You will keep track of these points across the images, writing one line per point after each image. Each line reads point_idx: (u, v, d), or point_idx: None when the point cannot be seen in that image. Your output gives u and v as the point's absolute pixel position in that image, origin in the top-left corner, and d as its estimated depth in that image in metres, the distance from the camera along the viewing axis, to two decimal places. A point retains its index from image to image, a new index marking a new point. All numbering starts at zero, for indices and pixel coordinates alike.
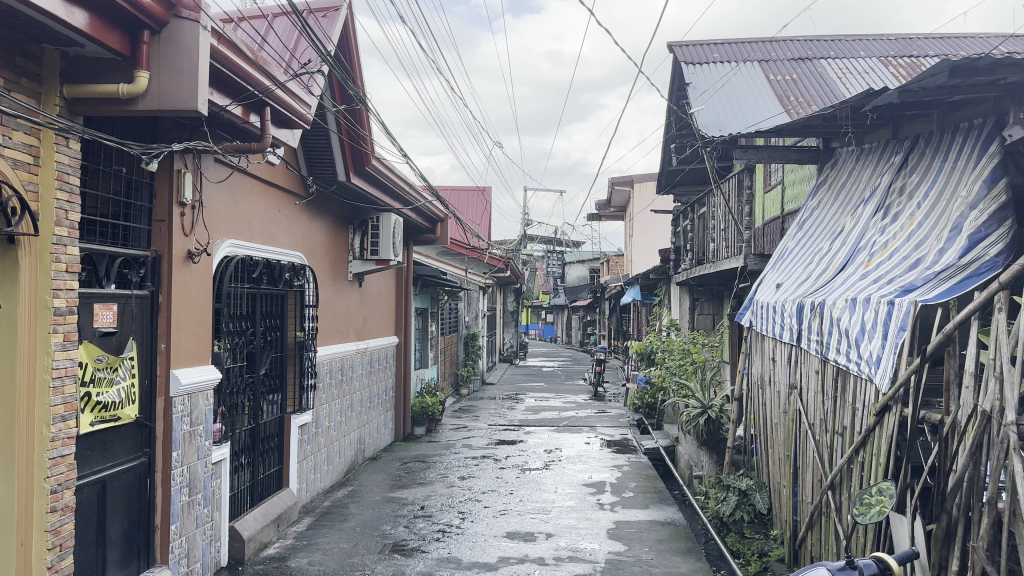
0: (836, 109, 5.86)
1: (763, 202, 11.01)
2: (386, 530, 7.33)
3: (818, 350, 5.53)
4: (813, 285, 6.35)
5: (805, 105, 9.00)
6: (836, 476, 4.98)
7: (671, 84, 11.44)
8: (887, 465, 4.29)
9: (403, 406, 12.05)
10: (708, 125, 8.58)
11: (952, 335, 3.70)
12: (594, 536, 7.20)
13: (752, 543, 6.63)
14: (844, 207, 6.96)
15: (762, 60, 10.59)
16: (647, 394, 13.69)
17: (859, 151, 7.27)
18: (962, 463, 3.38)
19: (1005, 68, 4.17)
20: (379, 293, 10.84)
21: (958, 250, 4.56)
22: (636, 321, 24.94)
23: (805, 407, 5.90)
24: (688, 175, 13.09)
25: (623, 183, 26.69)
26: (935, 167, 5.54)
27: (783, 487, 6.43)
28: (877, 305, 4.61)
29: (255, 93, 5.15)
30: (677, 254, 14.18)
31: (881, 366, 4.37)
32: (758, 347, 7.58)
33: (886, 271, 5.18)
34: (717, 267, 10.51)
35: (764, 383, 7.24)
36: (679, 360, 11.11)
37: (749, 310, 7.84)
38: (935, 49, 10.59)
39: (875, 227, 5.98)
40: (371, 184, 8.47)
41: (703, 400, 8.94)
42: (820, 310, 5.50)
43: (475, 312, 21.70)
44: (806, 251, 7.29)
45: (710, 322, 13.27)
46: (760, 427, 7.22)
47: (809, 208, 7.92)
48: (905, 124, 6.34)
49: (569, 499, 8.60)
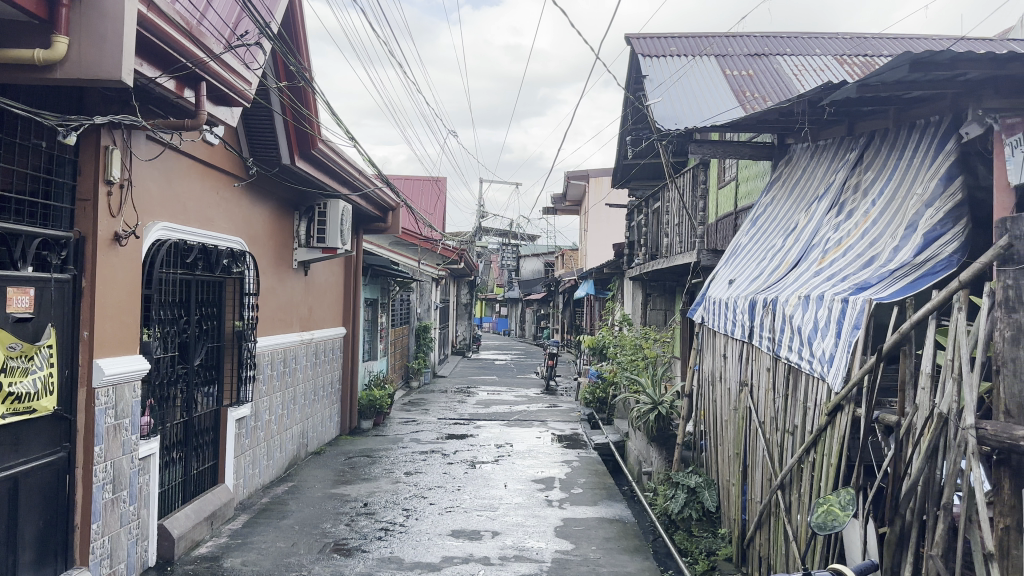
0: (793, 103, 5.73)
1: (716, 199, 10.97)
2: (326, 528, 7.06)
3: (769, 347, 5.44)
4: (765, 281, 6.27)
5: (760, 101, 8.94)
6: (787, 476, 4.85)
7: (627, 76, 11.29)
8: (839, 466, 4.15)
9: (350, 399, 11.73)
10: (665, 118, 8.45)
11: (908, 335, 3.53)
12: (541, 534, 7.03)
13: (699, 541, 6.55)
14: (797, 203, 6.91)
15: (719, 55, 10.53)
16: (598, 388, 13.65)
17: (813, 147, 7.22)
18: (917, 466, 3.17)
19: (967, 64, 3.74)
20: (326, 283, 10.49)
21: (913, 249, 4.48)
22: (590, 315, 24.95)
23: (755, 405, 5.82)
24: (643, 170, 12.97)
25: (579, 177, 26.42)
26: (891, 164, 5.47)
27: (731, 485, 6.35)
28: (830, 302, 4.51)
29: (187, 64, 4.83)
30: (630, 249, 14.10)
31: (833, 365, 4.26)
32: (710, 343, 7.49)
33: (839, 268, 5.09)
34: (670, 262, 10.45)
35: (714, 379, 7.16)
36: (631, 355, 11.00)
37: (701, 306, 7.77)
38: (889, 50, 10.62)
39: (828, 224, 5.92)
40: (316, 169, 8.15)
41: (654, 395, 8.82)
42: (772, 306, 5.41)
43: (427, 304, 21.36)
44: (758, 247, 7.23)
45: (661, 317, 13.32)
46: (710, 423, 7.15)
47: (762, 204, 7.87)
48: (861, 121, 6.28)
49: (517, 495, 8.43)
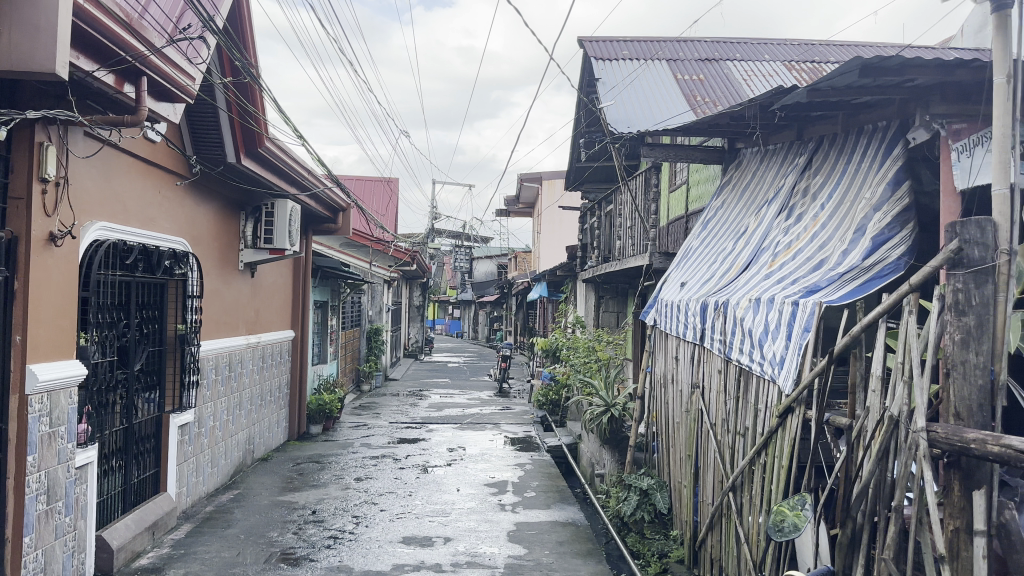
0: (744, 107, 5.76)
1: (668, 202, 11.05)
2: (273, 537, 6.87)
3: (721, 350, 5.47)
4: (716, 284, 6.31)
5: (711, 105, 9.02)
6: (738, 478, 4.85)
7: (580, 79, 11.30)
8: (790, 468, 4.14)
9: (298, 404, 11.50)
10: (617, 121, 8.46)
11: (858, 337, 3.52)
12: (494, 539, 6.95)
13: (651, 543, 6.55)
14: (747, 206, 6.97)
15: (671, 59, 10.61)
16: (551, 391, 13.65)
17: (763, 152, 7.30)
18: (868, 468, 3.16)
19: (915, 70, 3.78)
20: (273, 285, 10.26)
21: (861, 252, 4.53)
22: (543, 317, 24.97)
23: (706, 407, 5.84)
24: (596, 172, 13.00)
25: (532, 179, 26.44)
26: (839, 168, 5.54)
27: (683, 487, 6.37)
28: (781, 305, 4.54)
29: (128, 58, 4.64)
30: (583, 251, 14.13)
31: (784, 367, 4.27)
32: (662, 346, 7.50)
33: (789, 271, 5.13)
34: (623, 265, 10.48)
35: (666, 382, 7.18)
36: (584, 358, 10.99)
37: (653, 308, 7.79)
38: (836, 57, 10.82)
39: (778, 227, 5.98)
40: (263, 168, 7.95)
41: (607, 398, 8.81)
42: (724, 309, 5.44)
43: (379, 306, 21.12)
44: (709, 250, 7.28)
45: (614, 319, 13.38)
46: (662, 425, 7.16)
47: (713, 207, 7.93)
48: (809, 126, 6.36)
49: (469, 500, 8.34)
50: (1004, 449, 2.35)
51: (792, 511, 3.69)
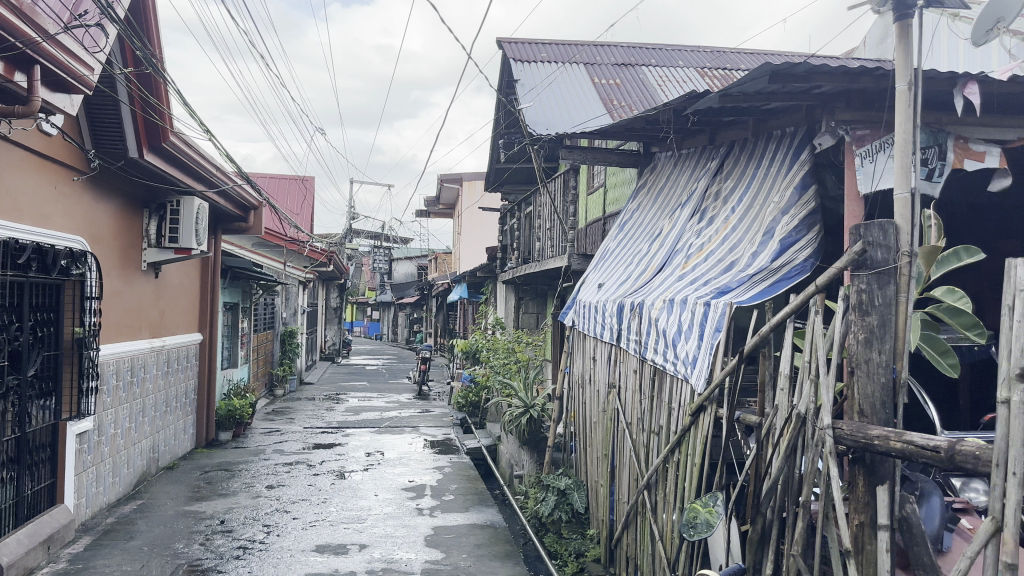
0: (658, 111, 5.82)
1: (586, 204, 11.14)
2: (178, 548, 6.57)
3: (636, 350, 5.51)
4: (632, 285, 6.37)
5: (627, 109, 9.13)
6: (652, 477, 4.87)
7: (498, 80, 11.27)
8: (702, 466, 4.17)
9: (207, 410, 11.07)
10: (536, 122, 8.46)
11: (767, 337, 3.56)
12: (411, 544, 6.84)
13: (569, 543, 6.56)
14: (662, 209, 7.08)
15: (588, 63, 10.69)
16: (471, 392, 13.58)
17: (677, 156, 7.43)
18: (777, 465, 3.19)
19: (822, 77, 3.85)
20: (179, 287, 9.84)
21: (770, 254, 4.64)
22: (463, 319, 24.88)
23: (623, 406, 5.87)
24: (515, 173, 13.00)
25: (452, 180, 26.31)
26: (749, 173, 5.67)
27: (600, 486, 6.40)
28: (693, 305, 4.59)
29: (18, 44, 4.33)
30: (503, 252, 14.12)
31: (696, 366, 4.30)
32: (580, 346, 7.52)
33: (702, 272, 5.21)
34: (542, 266, 10.50)
35: (584, 382, 7.20)
36: (504, 359, 10.97)
37: (571, 309, 7.82)
38: (746, 65, 11.16)
39: (691, 230, 6.08)
40: (168, 164, 7.60)
41: (526, 399, 8.79)
42: (639, 310, 5.48)
43: (293, 308, 20.61)
44: (625, 252, 7.35)
45: (534, 320, 13.41)
46: (580, 425, 7.19)
47: (629, 210, 8.02)
48: (721, 131, 6.49)
49: (386, 505, 8.19)
50: (905, 445, 2.40)
51: (706, 509, 3.72)
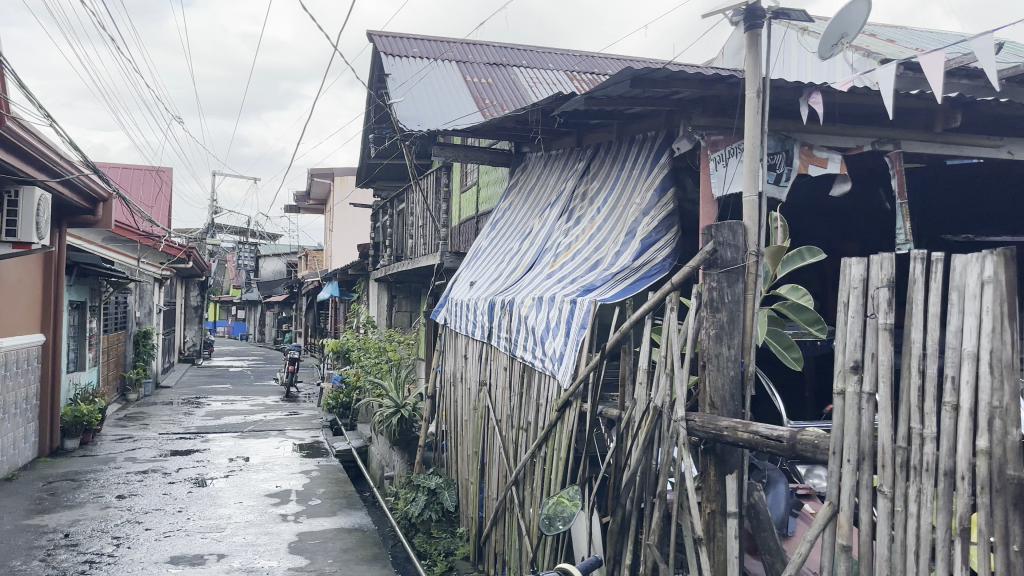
0: (527, 112, 5.86)
1: (459, 202, 11.11)
2: (13, 567, 6.03)
3: (506, 348, 5.53)
4: (503, 283, 6.40)
5: (498, 108, 9.17)
6: (520, 472, 4.89)
7: (369, 75, 11.06)
8: (567, 460, 4.22)
9: (50, 417, 10.25)
10: (407, 118, 8.35)
11: (628, 334, 3.63)
12: (274, 552, 6.59)
13: (439, 542, 6.52)
14: (532, 209, 7.16)
15: (460, 61, 10.67)
16: (342, 393, 13.27)
17: (546, 156, 7.53)
18: (636, 457, 3.26)
19: (680, 83, 3.98)
20: (18, 284, 9.06)
21: (632, 253, 4.77)
22: (334, 318, 24.28)
23: (493, 403, 5.88)
24: (388, 170, 12.81)
25: (323, 175, 25.63)
26: (614, 174, 5.81)
27: (469, 484, 6.40)
28: (560, 303, 4.66)
29: None
30: (375, 250, 13.88)
31: (563, 363, 4.34)
32: (451, 344, 7.49)
33: (569, 271, 5.30)
34: (415, 264, 10.39)
35: (456, 381, 7.17)
36: (374, 359, 10.78)
37: (443, 308, 7.78)
38: (614, 69, 11.47)
39: (559, 229, 6.17)
40: (3, 149, 6.97)
41: (396, 399, 8.62)
42: (509, 308, 5.52)
43: (150, 307, 19.44)
44: (497, 251, 7.39)
45: (407, 319, 13.26)
46: (450, 424, 7.16)
47: (501, 209, 8.07)
48: (589, 133, 6.62)
49: (249, 512, 7.85)
50: (751, 435, 2.51)
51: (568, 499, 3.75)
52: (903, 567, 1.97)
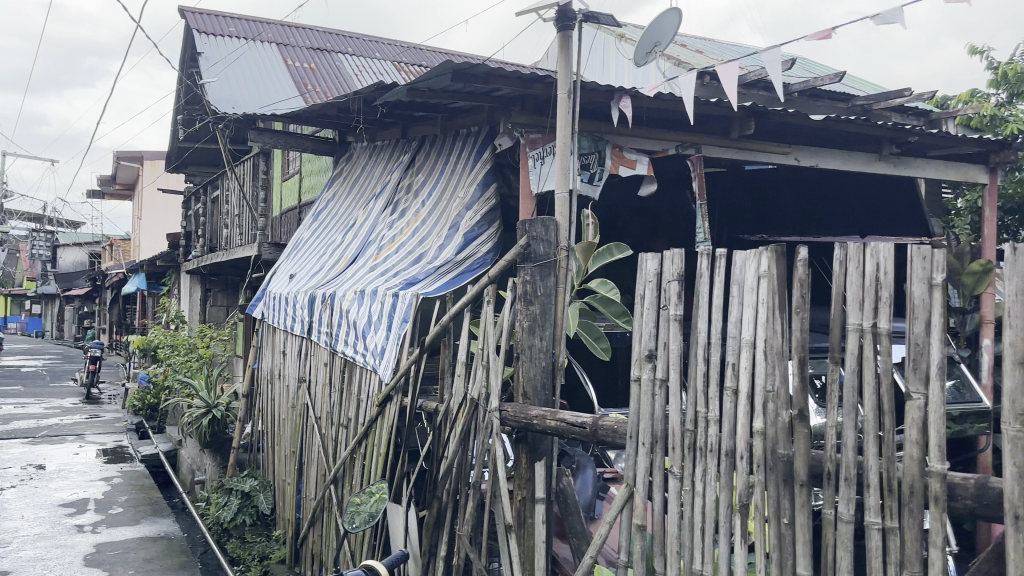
0: (349, 100, 5.71)
1: (280, 191, 10.68)
2: None
3: (327, 342, 5.33)
4: (324, 276, 6.23)
5: (321, 95, 8.89)
6: (339, 470, 4.74)
7: (181, 53, 10.36)
8: (386, 456, 4.11)
9: None
10: (221, 101, 7.89)
11: (447, 327, 3.64)
12: (66, 567, 6.03)
13: (253, 546, 6.26)
14: (356, 201, 7.01)
15: (282, 44, 10.24)
16: (150, 393, 12.38)
17: (371, 147, 7.39)
18: (452, 450, 3.26)
19: (499, 79, 4.03)
20: None
21: (455, 247, 4.79)
22: (143, 312, 22.59)
23: (313, 400, 5.66)
24: (202, 155, 12.07)
25: (131, 159, 23.75)
26: (439, 168, 5.78)
27: (286, 485, 6.17)
28: (383, 297, 4.59)
29: None
30: (188, 240, 13.05)
31: (385, 357, 4.26)
32: (269, 339, 7.15)
33: (392, 264, 5.23)
34: (231, 255, 9.87)
35: (274, 378, 6.84)
36: (185, 356, 10.13)
37: (262, 301, 7.45)
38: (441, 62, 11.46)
39: (384, 222, 6.09)
40: None
41: (208, 398, 8.16)
42: (331, 302, 5.37)
43: None
44: (319, 243, 7.17)
45: (223, 313, 12.58)
46: (267, 423, 6.87)
47: (324, 199, 7.84)
48: (413, 126, 6.57)
49: (37, 525, 7.13)
50: (558, 423, 2.61)
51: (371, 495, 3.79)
52: (689, 542, 2.08)
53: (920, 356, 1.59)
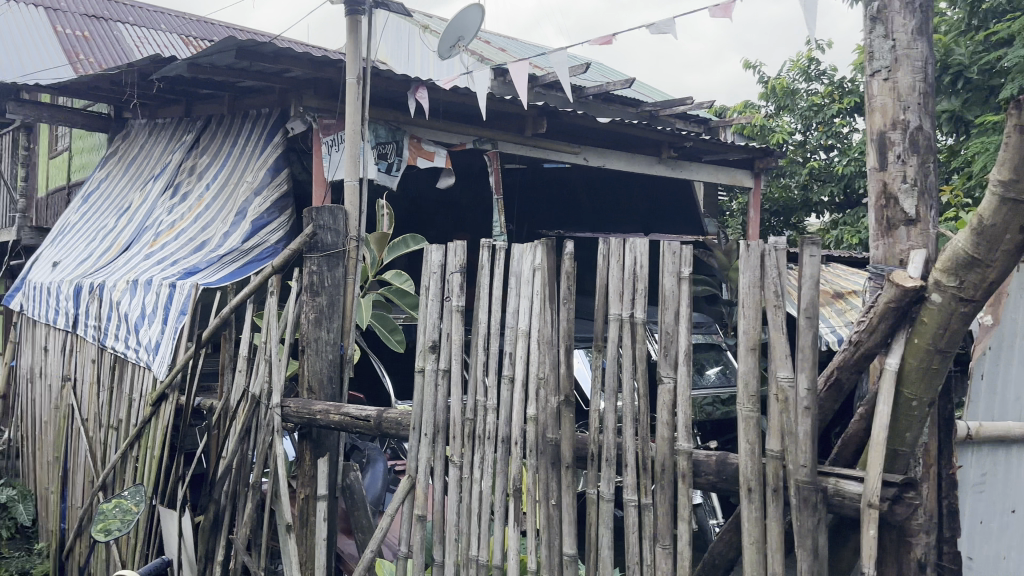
0: (123, 72, 5.24)
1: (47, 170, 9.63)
2: None
3: (94, 338, 4.79)
4: (93, 265, 5.68)
5: (95, 66, 8.10)
6: (108, 476, 4.28)
7: None
8: (161, 460, 3.74)
9: None
10: None
11: (229, 318, 3.39)
12: None
13: (9, 564, 5.60)
14: (132, 183, 6.45)
15: (48, 7, 9.21)
16: None
17: (150, 125, 6.83)
18: (231, 449, 3.08)
19: (288, 60, 3.87)
20: None
21: (241, 235, 4.58)
22: None
23: (78, 402, 5.02)
24: None
25: None
26: (225, 152, 5.42)
27: (49, 495, 5.57)
28: (158, 287, 4.26)
29: None
30: None
31: (159, 353, 3.96)
32: (28, 334, 6.38)
33: (171, 252, 4.87)
34: None
35: (34, 377, 6.04)
36: None
37: (20, 292, 6.66)
38: None
39: (163, 206, 5.66)
40: None
41: None
42: (100, 293, 4.92)
43: None
44: (89, 227, 6.52)
45: None
46: (27, 426, 6.16)
47: (96, 180, 7.18)
48: (198, 104, 6.14)
49: None
50: (343, 417, 2.55)
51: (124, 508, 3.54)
52: (466, 529, 2.11)
53: (670, 343, 1.72)
